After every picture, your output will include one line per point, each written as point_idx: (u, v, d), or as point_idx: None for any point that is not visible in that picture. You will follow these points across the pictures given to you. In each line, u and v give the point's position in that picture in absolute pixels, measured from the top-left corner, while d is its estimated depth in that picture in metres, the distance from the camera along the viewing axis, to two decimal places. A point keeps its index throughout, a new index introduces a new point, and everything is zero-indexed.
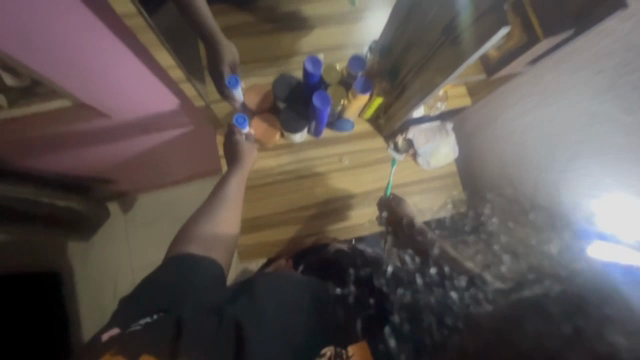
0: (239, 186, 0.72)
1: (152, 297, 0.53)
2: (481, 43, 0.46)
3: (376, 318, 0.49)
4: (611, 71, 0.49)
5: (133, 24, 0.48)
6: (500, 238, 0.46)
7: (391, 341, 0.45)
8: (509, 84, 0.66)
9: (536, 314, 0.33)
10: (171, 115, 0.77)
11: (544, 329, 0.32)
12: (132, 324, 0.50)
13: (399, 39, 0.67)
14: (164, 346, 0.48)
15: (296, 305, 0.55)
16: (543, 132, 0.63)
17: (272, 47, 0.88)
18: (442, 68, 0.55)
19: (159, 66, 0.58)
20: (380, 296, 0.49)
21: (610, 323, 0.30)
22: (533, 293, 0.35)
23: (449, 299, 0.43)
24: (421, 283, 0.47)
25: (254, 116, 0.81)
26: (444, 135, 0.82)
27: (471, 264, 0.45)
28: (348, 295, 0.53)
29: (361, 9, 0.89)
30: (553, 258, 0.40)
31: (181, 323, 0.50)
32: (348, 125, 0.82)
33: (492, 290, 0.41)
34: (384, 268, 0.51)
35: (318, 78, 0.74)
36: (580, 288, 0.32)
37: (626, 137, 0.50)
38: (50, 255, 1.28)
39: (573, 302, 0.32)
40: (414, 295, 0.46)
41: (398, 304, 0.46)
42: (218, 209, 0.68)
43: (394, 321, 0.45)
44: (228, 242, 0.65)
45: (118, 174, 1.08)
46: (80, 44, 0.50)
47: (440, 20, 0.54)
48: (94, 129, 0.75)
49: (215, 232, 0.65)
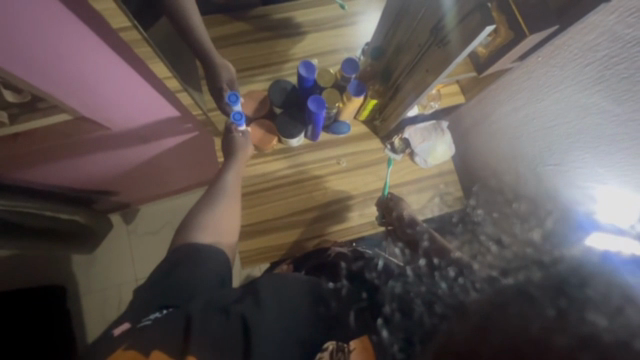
0: (232, 194, 0.73)
1: (160, 295, 0.57)
2: (466, 42, 0.48)
3: (370, 311, 0.48)
4: (597, 64, 0.50)
5: (127, 37, 0.49)
6: (487, 229, 0.44)
7: (384, 332, 0.42)
8: (500, 82, 0.67)
9: (520, 300, 0.29)
10: (169, 125, 0.78)
11: (528, 313, 0.28)
12: (143, 319, 0.53)
13: (390, 41, 0.68)
14: (175, 337, 0.50)
15: (295, 307, 0.57)
16: (537, 127, 0.64)
17: (267, 54, 0.89)
18: (432, 68, 0.56)
19: (156, 77, 0.60)
20: (371, 287, 0.49)
21: (590, 305, 0.26)
22: (518, 281, 0.31)
23: (438, 290, 0.40)
24: (411, 274, 0.44)
25: (251, 123, 0.83)
26: (440, 134, 0.82)
27: (459, 254, 0.43)
28: (341, 288, 0.53)
29: (352, 13, 0.90)
30: (538, 246, 0.38)
31: (189, 319, 0.52)
32: (344, 127, 0.84)
33: (480, 278, 0.38)
34: (375, 261, 0.52)
35: (313, 81, 0.76)
36: (563, 272, 0.29)
37: (617, 128, 0.51)
38: (57, 269, 1.29)
39: (553, 285, 0.29)
40: (404, 286, 0.43)
41: (390, 295, 0.44)
42: (214, 208, 0.70)
43: (386, 312, 0.43)
44: (232, 228, 0.70)
45: (121, 186, 1.10)
46: (68, 52, 0.50)
47: (428, 22, 0.55)
48: (94, 141, 0.77)
49: (217, 220, 0.68)
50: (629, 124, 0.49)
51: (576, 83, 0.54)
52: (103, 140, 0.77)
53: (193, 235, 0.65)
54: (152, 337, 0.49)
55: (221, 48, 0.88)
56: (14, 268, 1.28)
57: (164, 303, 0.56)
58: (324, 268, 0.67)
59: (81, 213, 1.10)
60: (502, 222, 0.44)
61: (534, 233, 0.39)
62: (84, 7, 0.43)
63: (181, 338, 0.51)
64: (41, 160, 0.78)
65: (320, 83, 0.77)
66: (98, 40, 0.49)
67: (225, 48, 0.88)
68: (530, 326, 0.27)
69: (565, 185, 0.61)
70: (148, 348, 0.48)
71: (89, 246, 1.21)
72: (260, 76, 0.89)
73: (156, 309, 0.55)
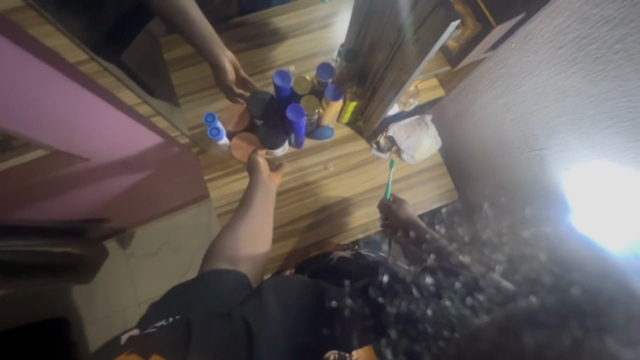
0: (262, 216, 0.72)
1: (171, 304, 0.57)
2: (429, 47, 0.48)
3: (375, 330, 0.49)
4: (569, 46, 0.50)
5: (88, 70, 0.49)
6: (496, 253, 0.44)
7: (387, 352, 0.46)
8: (479, 71, 0.67)
9: (527, 322, 0.34)
10: (156, 150, 0.79)
11: (545, 340, 0.32)
12: (149, 326, 0.54)
13: (362, 42, 0.67)
14: (176, 344, 0.51)
15: (296, 320, 0.56)
16: (518, 113, 0.64)
17: (244, 66, 0.89)
18: (404, 66, 0.55)
19: (126, 105, 0.59)
20: (374, 305, 0.51)
21: (607, 331, 0.31)
22: (526, 304, 0.35)
23: (446, 310, 0.43)
24: (417, 294, 0.47)
25: (233, 138, 0.80)
26: (424, 128, 0.81)
27: (471, 271, 0.44)
28: (345, 308, 0.54)
29: (324, 16, 0.90)
30: (532, 265, 0.39)
31: (190, 327, 0.52)
32: (328, 131, 0.83)
33: (485, 297, 0.41)
34: (379, 278, 0.54)
35: (289, 90, 0.73)
36: (578, 297, 0.33)
37: (595, 108, 0.50)
38: (57, 301, 1.28)
39: (575, 310, 0.33)
40: (409, 305, 0.46)
41: (394, 316, 0.47)
42: (241, 229, 0.69)
43: (392, 335, 0.46)
44: (256, 251, 0.68)
45: (111, 212, 1.09)
46: (36, 92, 0.50)
47: (393, 24, 0.55)
48: (82, 171, 0.76)
49: (241, 239, 0.67)
50: (607, 102, 0.48)
51: (552, 66, 0.53)
52: (89, 170, 0.76)
53: (220, 260, 0.63)
54: (156, 345, 0.51)
55: (194, 63, 0.85)
56: (11, 306, 1.26)
57: (173, 311, 0.56)
58: (324, 273, 0.66)
59: (75, 245, 1.05)
60: (513, 244, 0.43)
61: (540, 252, 0.40)
62: (39, 48, 0.44)
63: (182, 343, 0.51)
64: (31, 195, 0.78)
65: (298, 92, 0.75)
66: (60, 73, 0.49)
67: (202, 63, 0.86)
68: (545, 352, 0.32)
69: (557, 172, 0.60)
70: (150, 351, 0.51)
71: (88, 276, 1.19)
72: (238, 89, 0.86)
73: (164, 316, 0.56)
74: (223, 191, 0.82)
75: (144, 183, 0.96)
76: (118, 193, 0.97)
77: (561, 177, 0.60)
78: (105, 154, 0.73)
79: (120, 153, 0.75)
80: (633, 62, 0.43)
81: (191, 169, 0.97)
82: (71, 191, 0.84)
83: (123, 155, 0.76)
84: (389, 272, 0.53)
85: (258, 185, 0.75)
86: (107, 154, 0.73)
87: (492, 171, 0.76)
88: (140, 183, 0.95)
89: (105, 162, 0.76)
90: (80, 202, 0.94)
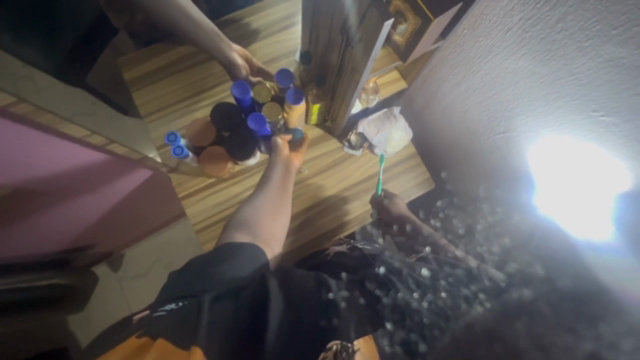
0: (279, 196, 0.74)
1: (179, 286, 0.57)
2: (372, 41, 0.46)
3: (372, 321, 0.53)
4: (515, 28, 0.49)
5: (21, 109, 0.51)
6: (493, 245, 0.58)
7: (387, 346, 0.50)
8: (437, 59, 0.66)
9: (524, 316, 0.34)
10: (122, 167, 0.78)
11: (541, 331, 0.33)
12: (160, 308, 0.55)
13: (316, 42, 0.66)
14: (182, 329, 0.51)
15: (289, 325, 0.52)
16: (479, 97, 0.63)
17: (202, 78, 0.85)
18: (354, 61, 0.53)
19: (75, 138, 0.61)
20: (371, 296, 0.56)
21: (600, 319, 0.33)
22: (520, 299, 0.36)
23: (440, 301, 0.49)
24: (415, 286, 0.54)
25: (203, 151, 0.79)
26: (393, 120, 0.82)
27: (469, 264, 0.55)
28: (342, 300, 0.54)
29: (280, 19, 0.89)
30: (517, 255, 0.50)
31: (199, 317, 0.51)
32: (299, 132, 0.79)
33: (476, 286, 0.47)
34: (375, 270, 0.59)
35: (250, 100, 0.73)
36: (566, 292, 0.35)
37: (547, 88, 0.49)
38: (54, 332, 1.26)
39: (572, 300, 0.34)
40: (405, 298, 0.52)
41: (390, 308, 0.53)
42: (258, 203, 0.72)
43: (388, 327, 0.52)
44: (268, 224, 0.69)
45: (93, 237, 1.07)
46: None
47: (337, 19, 0.53)
48: (47, 194, 0.74)
49: (256, 210, 0.70)
50: (557, 83, 0.47)
51: (503, 49, 0.53)
52: (56, 193, 0.75)
53: (236, 233, 0.66)
54: (160, 327, 0.52)
55: (155, 80, 0.84)
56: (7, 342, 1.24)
57: (181, 293, 0.56)
58: (325, 268, 0.68)
59: (61, 275, 1.03)
60: (506, 235, 0.57)
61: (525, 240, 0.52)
62: None
63: (189, 334, 0.51)
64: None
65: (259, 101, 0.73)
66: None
67: (191, 68, 0.85)
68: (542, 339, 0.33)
69: (520, 153, 0.60)
70: (156, 334, 0.52)
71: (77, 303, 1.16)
72: (202, 103, 0.84)
73: (173, 299, 0.55)
74: (197, 207, 0.81)
75: (119, 205, 0.96)
76: (94, 218, 0.96)
77: (525, 158, 0.60)
78: (67, 175, 0.71)
79: (82, 174, 0.74)
80: (576, 41, 0.42)
81: (162, 182, 0.96)
82: (40, 220, 0.82)
83: (88, 176, 0.76)
84: (384, 265, 0.59)
85: (276, 165, 0.77)
86: (69, 175, 0.72)
87: (462, 157, 0.76)
88: (115, 205, 0.95)
89: (69, 183, 0.75)
90: (58, 230, 0.92)
